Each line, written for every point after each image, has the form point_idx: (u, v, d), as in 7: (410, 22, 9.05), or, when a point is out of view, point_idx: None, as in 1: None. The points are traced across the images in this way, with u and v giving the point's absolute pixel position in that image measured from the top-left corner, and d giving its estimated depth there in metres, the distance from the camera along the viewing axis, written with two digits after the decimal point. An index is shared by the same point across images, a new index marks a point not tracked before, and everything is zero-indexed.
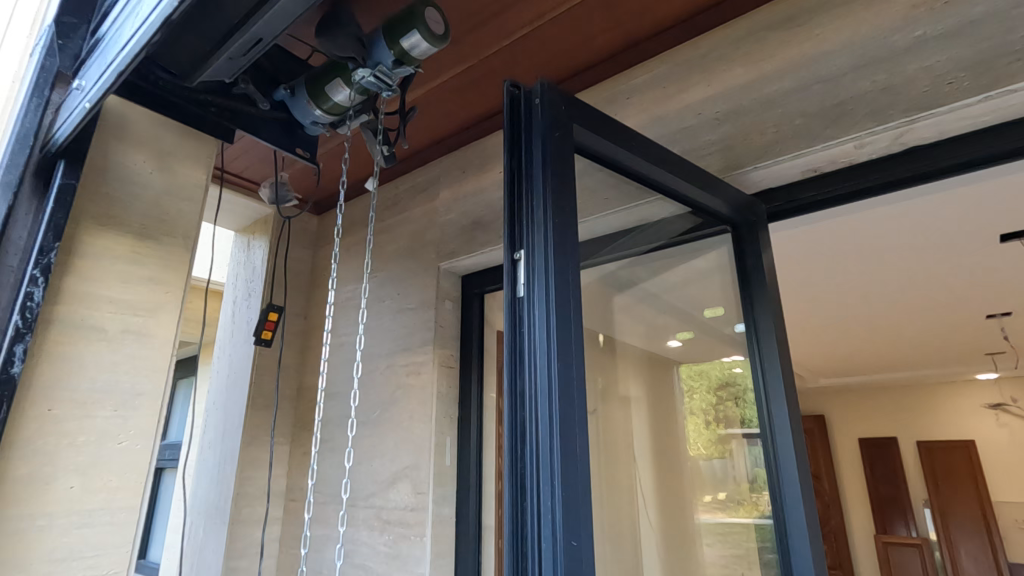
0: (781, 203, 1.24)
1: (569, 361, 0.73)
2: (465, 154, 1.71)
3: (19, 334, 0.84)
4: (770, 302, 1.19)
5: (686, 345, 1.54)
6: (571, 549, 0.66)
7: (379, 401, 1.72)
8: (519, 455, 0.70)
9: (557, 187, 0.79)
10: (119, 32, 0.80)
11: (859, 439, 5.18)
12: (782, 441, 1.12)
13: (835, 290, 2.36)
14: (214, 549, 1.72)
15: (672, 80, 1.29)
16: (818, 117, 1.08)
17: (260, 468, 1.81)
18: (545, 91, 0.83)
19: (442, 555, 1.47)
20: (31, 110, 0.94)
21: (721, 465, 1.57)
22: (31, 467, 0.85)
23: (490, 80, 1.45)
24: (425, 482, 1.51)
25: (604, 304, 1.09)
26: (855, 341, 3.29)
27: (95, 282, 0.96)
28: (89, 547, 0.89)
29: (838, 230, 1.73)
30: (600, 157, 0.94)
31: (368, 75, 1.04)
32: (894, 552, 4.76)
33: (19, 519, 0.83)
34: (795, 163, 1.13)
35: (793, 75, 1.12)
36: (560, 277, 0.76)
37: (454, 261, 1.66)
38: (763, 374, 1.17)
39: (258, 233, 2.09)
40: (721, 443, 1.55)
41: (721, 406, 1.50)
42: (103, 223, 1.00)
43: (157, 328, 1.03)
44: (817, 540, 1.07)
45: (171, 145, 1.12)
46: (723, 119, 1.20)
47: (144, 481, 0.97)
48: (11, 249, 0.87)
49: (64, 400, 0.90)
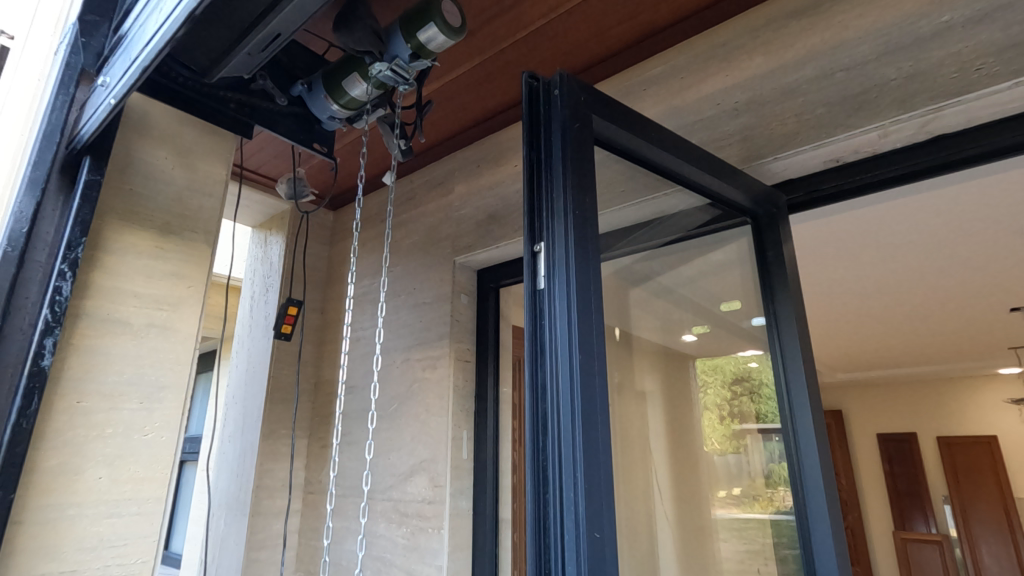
0: (801, 194, 1.22)
1: (591, 352, 0.73)
2: (479, 148, 1.71)
3: (48, 328, 0.86)
4: (791, 294, 1.17)
5: (703, 338, 1.51)
6: (594, 541, 0.66)
7: (396, 395, 1.73)
8: (541, 446, 0.70)
9: (577, 179, 0.79)
10: (143, 28, 0.80)
11: (876, 434, 5.13)
12: (805, 436, 1.10)
13: (854, 283, 2.33)
14: (235, 540, 1.75)
15: (689, 70, 1.27)
16: (840, 107, 1.06)
17: (280, 460, 1.84)
18: (564, 81, 0.82)
19: (460, 548, 1.48)
20: (57, 108, 0.95)
21: (737, 460, 1.58)
22: (61, 458, 0.87)
23: (506, 73, 1.44)
24: (443, 475, 1.52)
25: (621, 298, 1.08)
26: (873, 334, 3.25)
27: (121, 277, 0.98)
28: (118, 537, 0.91)
29: (858, 221, 1.71)
30: (619, 147, 0.92)
31: (385, 69, 1.04)
32: (913, 548, 4.70)
33: (50, 508, 0.85)
34: (817, 154, 1.11)
35: (815, 64, 1.10)
36: (581, 269, 0.75)
37: (469, 256, 1.66)
38: (785, 370, 1.16)
39: (275, 229, 2.11)
40: (735, 439, 1.58)
41: (737, 402, 1.56)
42: (128, 220, 1.01)
43: (180, 322, 1.05)
44: (841, 535, 1.06)
45: (191, 142, 1.14)
46: (742, 109, 1.18)
47: (169, 472, 0.99)
48: (39, 244, 0.89)
49: (92, 393, 0.92)
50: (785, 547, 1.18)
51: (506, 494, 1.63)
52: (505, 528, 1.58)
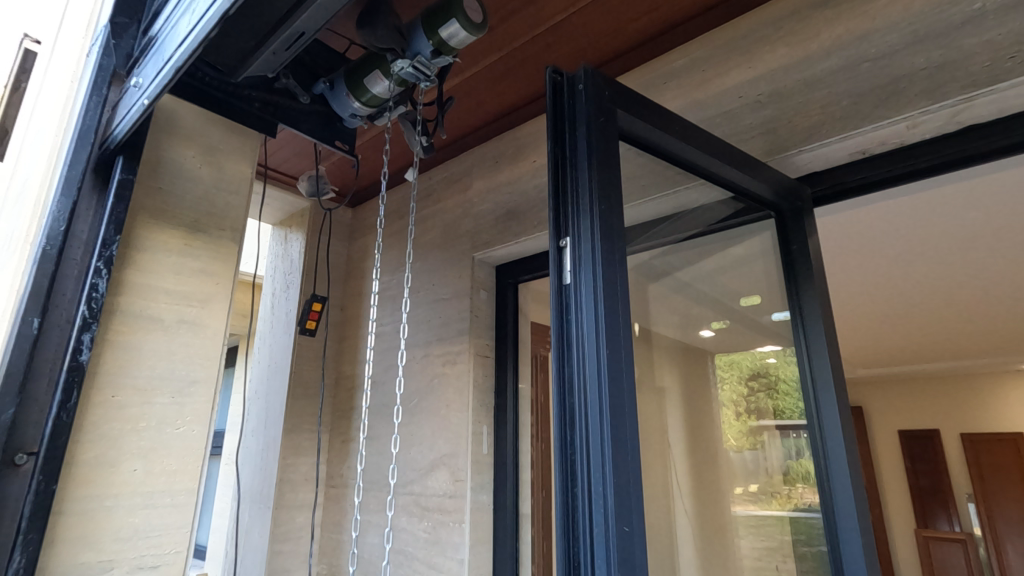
0: (825, 187, 1.20)
1: (618, 347, 0.73)
2: (498, 144, 1.72)
3: (86, 323, 0.88)
4: (817, 288, 1.16)
5: (721, 334, 1.50)
6: (624, 535, 0.66)
7: (416, 390, 1.74)
8: (568, 440, 0.71)
9: (603, 173, 0.79)
10: (175, 29, 0.82)
11: (897, 431, 5.06)
12: (831, 432, 1.09)
13: (877, 277, 2.30)
14: (259, 533, 1.78)
15: (711, 63, 1.27)
16: (867, 98, 1.05)
17: (301, 455, 1.86)
18: (588, 75, 0.82)
19: (481, 542, 1.49)
20: (91, 109, 0.98)
21: (753, 457, 1.63)
22: (97, 451, 0.89)
23: (525, 68, 1.44)
24: (463, 469, 1.53)
25: (645, 293, 1.08)
26: (898, 329, 3.19)
27: (152, 273, 1.00)
28: (152, 527, 0.93)
29: (883, 215, 1.68)
30: (643, 142, 0.92)
31: (406, 66, 1.05)
32: (936, 547, 4.62)
33: (89, 499, 0.87)
34: (843, 146, 1.10)
35: (841, 54, 1.08)
36: (607, 262, 0.75)
37: (488, 252, 1.67)
38: (811, 365, 1.14)
39: (295, 226, 2.14)
40: (753, 435, 1.61)
41: (755, 398, 1.55)
42: (158, 218, 1.03)
43: (209, 318, 1.07)
44: (868, 532, 1.05)
45: (218, 140, 1.15)
46: (766, 101, 1.17)
47: (200, 465, 1.01)
48: (75, 243, 0.91)
49: (126, 387, 0.94)
50: (812, 545, 1.17)
51: (525, 488, 1.64)
52: (525, 522, 1.59)
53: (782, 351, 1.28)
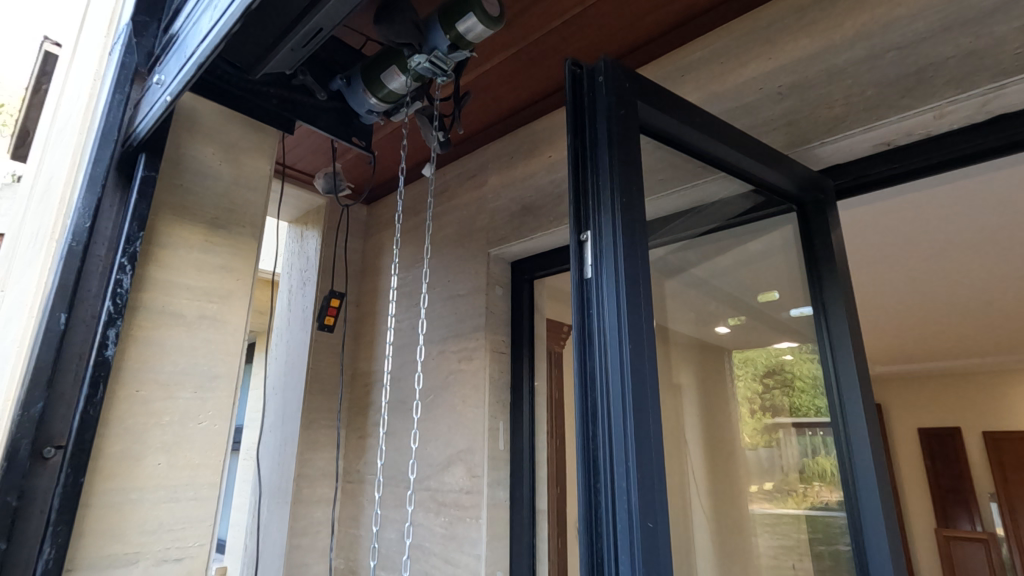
0: (849, 179, 1.18)
1: (640, 342, 0.72)
2: (513, 140, 1.71)
3: (111, 319, 0.89)
4: (841, 283, 1.14)
5: (737, 330, 1.42)
6: (648, 531, 0.65)
7: (433, 386, 1.75)
8: (591, 435, 0.70)
9: (624, 166, 0.78)
10: (197, 25, 0.82)
11: (917, 429, 4.98)
12: (856, 428, 1.07)
13: (899, 272, 2.26)
14: (278, 527, 1.80)
15: (730, 55, 1.25)
16: (892, 88, 1.02)
17: (318, 450, 1.88)
18: (608, 68, 0.81)
19: (498, 537, 1.49)
20: (114, 106, 0.99)
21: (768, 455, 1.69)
22: (123, 444, 0.90)
23: (541, 62, 1.43)
24: (479, 465, 1.53)
25: (670, 288, 1.06)
26: (920, 325, 3.14)
27: (174, 270, 1.01)
28: (177, 521, 0.94)
29: (906, 208, 1.65)
30: (664, 135, 0.91)
31: (423, 60, 1.04)
32: (957, 547, 4.55)
33: (115, 492, 0.88)
34: (868, 137, 1.07)
35: (866, 44, 1.06)
36: (629, 256, 0.74)
37: (503, 248, 1.67)
38: (835, 361, 1.12)
39: (311, 224, 2.15)
40: (766, 433, 1.68)
41: (767, 396, 1.64)
42: (180, 215, 1.04)
43: (230, 314, 1.07)
44: (894, 530, 1.03)
45: (236, 138, 1.16)
46: (787, 93, 1.15)
47: (222, 459, 1.02)
48: (99, 239, 0.93)
49: (150, 382, 0.95)
50: (830, 543, 1.17)
51: (542, 485, 1.64)
52: (541, 518, 1.59)
53: (801, 346, 1.28)
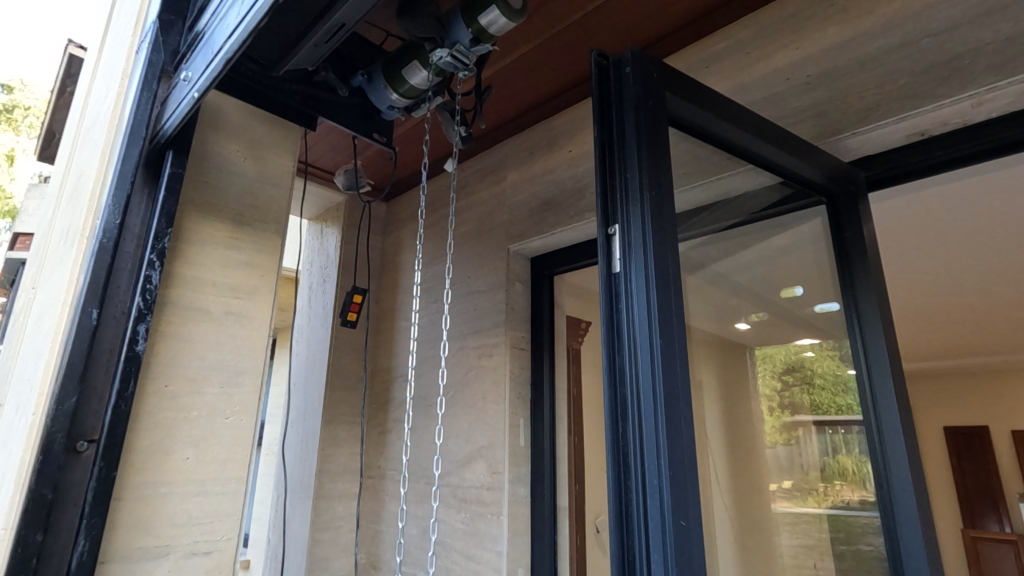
0: (880, 170, 1.15)
1: (671, 338, 0.70)
2: (532, 134, 1.71)
3: (141, 314, 0.91)
4: (873, 278, 1.11)
5: (756, 327, 1.38)
6: (681, 529, 0.63)
7: (453, 382, 1.75)
8: (621, 432, 0.69)
9: (653, 158, 0.76)
10: (224, 20, 0.82)
11: (943, 427, 4.88)
12: (889, 425, 1.04)
13: (929, 266, 2.21)
14: (300, 521, 1.81)
15: (756, 45, 1.23)
16: (927, 76, 0.99)
17: (339, 445, 1.89)
18: (636, 58, 0.80)
19: (519, 533, 1.48)
20: (142, 104, 1.00)
21: (788, 453, 1.81)
22: (153, 438, 0.91)
23: (561, 55, 1.42)
24: (501, 461, 1.53)
25: (703, 282, 1.04)
26: (950, 321, 3.07)
27: (200, 266, 1.02)
28: (205, 514, 0.95)
29: (937, 201, 1.60)
30: (692, 126, 0.89)
31: (445, 55, 1.02)
32: (984, 548, 4.44)
33: (146, 486, 0.89)
34: (900, 127, 1.04)
35: (899, 30, 1.03)
36: (659, 250, 0.73)
37: (523, 244, 1.66)
38: (867, 357, 1.09)
39: (331, 221, 2.17)
40: (787, 432, 1.81)
41: (787, 395, 1.75)
42: (205, 211, 1.05)
43: (255, 310, 1.08)
44: (930, 530, 1.00)
45: (260, 134, 1.17)
46: (816, 83, 1.12)
47: (249, 454, 1.02)
48: (129, 236, 0.94)
49: (178, 377, 0.96)
50: (853, 543, 1.25)
51: (563, 482, 1.63)
52: (562, 515, 1.58)
53: (823, 342, 1.30)
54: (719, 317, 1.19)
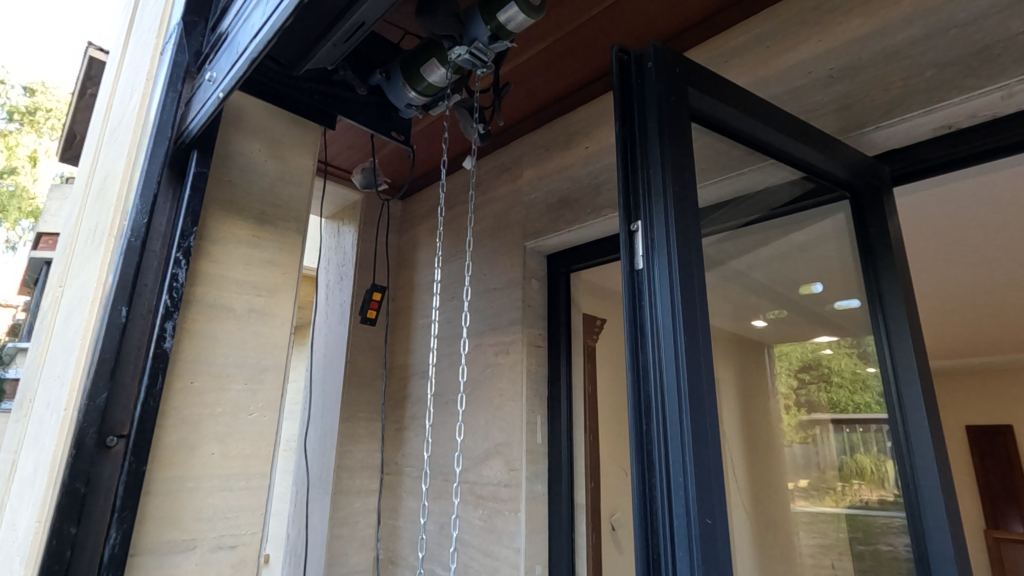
0: (905, 165, 1.12)
1: (696, 334, 0.70)
2: (549, 131, 1.70)
3: (168, 312, 0.92)
4: (898, 274, 1.09)
5: (773, 323, 1.36)
6: (706, 528, 0.63)
7: (471, 379, 1.75)
8: (645, 429, 0.69)
9: (676, 154, 0.75)
10: (248, 21, 0.83)
11: (966, 426, 4.80)
12: (915, 423, 1.02)
13: (955, 262, 2.16)
14: (319, 516, 1.83)
15: (777, 38, 1.21)
16: (955, 68, 0.96)
17: (357, 442, 1.91)
18: (658, 53, 0.79)
19: (536, 530, 1.48)
20: (168, 104, 1.02)
21: (803, 451, 1.82)
22: (179, 434, 0.93)
23: (578, 51, 1.41)
24: (518, 459, 1.53)
25: (726, 279, 1.03)
26: (976, 318, 3.00)
27: (223, 264, 1.03)
28: (230, 508, 0.96)
29: (964, 195, 1.57)
30: (715, 122, 0.88)
31: (464, 52, 1.03)
32: (1008, 549, 4.36)
33: (172, 480, 0.91)
34: (926, 120, 1.02)
35: (925, 22, 1.01)
36: (683, 247, 0.72)
37: (540, 241, 1.65)
38: (892, 355, 1.07)
39: (348, 219, 2.18)
40: (802, 430, 1.82)
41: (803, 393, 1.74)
42: (228, 210, 1.06)
43: (277, 307, 1.09)
44: (958, 530, 0.98)
45: (281, 133, 1.18)
46: (838, 76, 1.11)
47: (272, 450, 1.04)
48: (155, 235, 0.95)
49: (203, 373, 0.97)
50: (872, 544, 1.24)
51: (580, 479, 1.63)
52: (579, 513, 1.58)
53: (843, 339, 1.29)
54: (740, 315, 1.18)
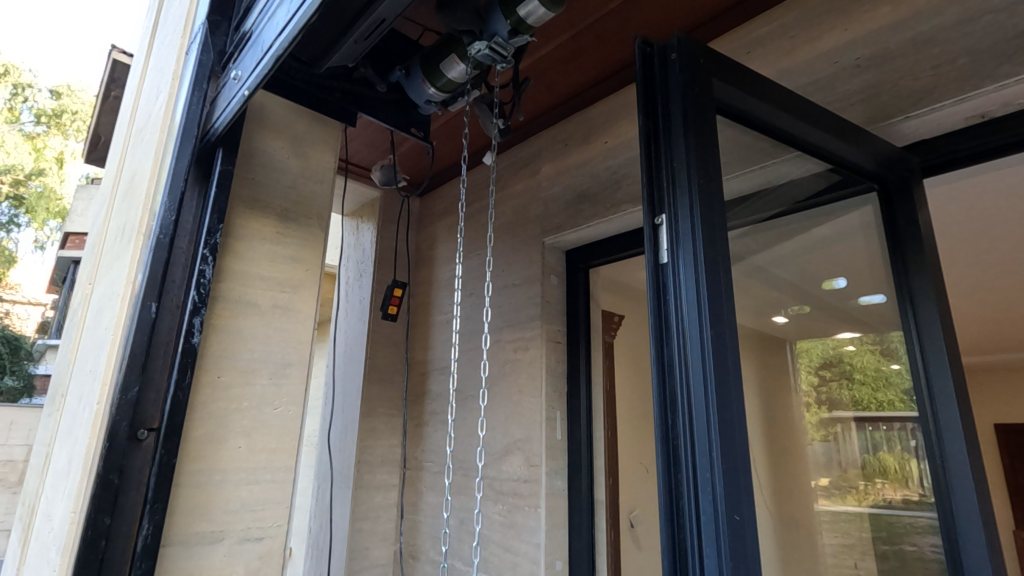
0: (936, 155, 1.09)
1: (721, 327, 0.69)
2: (567, 126, 1.69)
3: (195, 308, 0.94)
4: (928, 268, 1.06)
5: (797, 317, 1.35)
6: (735, 524, 0.62)
7: (491, 375, 1.75)
8: (671, 425, 0.68)
9: (701, 147, 0.74)
10: (273, 19, 0.84)
11: (996, 424, 4.68)
12: (947, 420, 1.00)
13: (988, 255, 2.10)
14: (341, 510, 1.85)
15: (802, 28, 1.19)
16: (988, 55, 0.94)
17: (378, 436, 1.92)
18: (682, 44, 0.78)
19: (557, 526, 1.48)
20: (194, 103, 1.03)
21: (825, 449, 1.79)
22: (207, 428, 0.94)
23: (597, 44, 1.40)
24: (538, 454, 1.53)
25: (750, 273, 1.02)
26: (1009, 313, 2.92)
27: (247, 261, 1.04)
28: (256, 501, 0.98)
29: (997, 187, 1.53)
30: (740, 114, 0.87)
31: (483, 47, 1.02)
32: None
33: (200, 473, 0.92)
34: (958, 109, 0.99)
35: (957, 7, 0.98)
36: (709, 240, 0.71)
37: (558, 236, 1.65)
38: (923, 351, 1.05)
39: (368, 216, 2.20)
40: (824, 428, 1.80)
41: (826, 390, 1.73)
42: (253, 208, 1.07)
43: (301, 303, 1.11)
44: (993, 530, 0.95)
45: (303, 131, 1.19)
46: (865, 66, 1.08)
47: (296, 444, 1.05)
48: (183, 232, 0.97)
49: (229, 368, 0.99)
50: (896, 543, 1.22)
51: (599, 475, 1.62)
52: (599, 509, 1.58)
53: (870, 334, 1.27)
54: (763, 310, 1.17)
